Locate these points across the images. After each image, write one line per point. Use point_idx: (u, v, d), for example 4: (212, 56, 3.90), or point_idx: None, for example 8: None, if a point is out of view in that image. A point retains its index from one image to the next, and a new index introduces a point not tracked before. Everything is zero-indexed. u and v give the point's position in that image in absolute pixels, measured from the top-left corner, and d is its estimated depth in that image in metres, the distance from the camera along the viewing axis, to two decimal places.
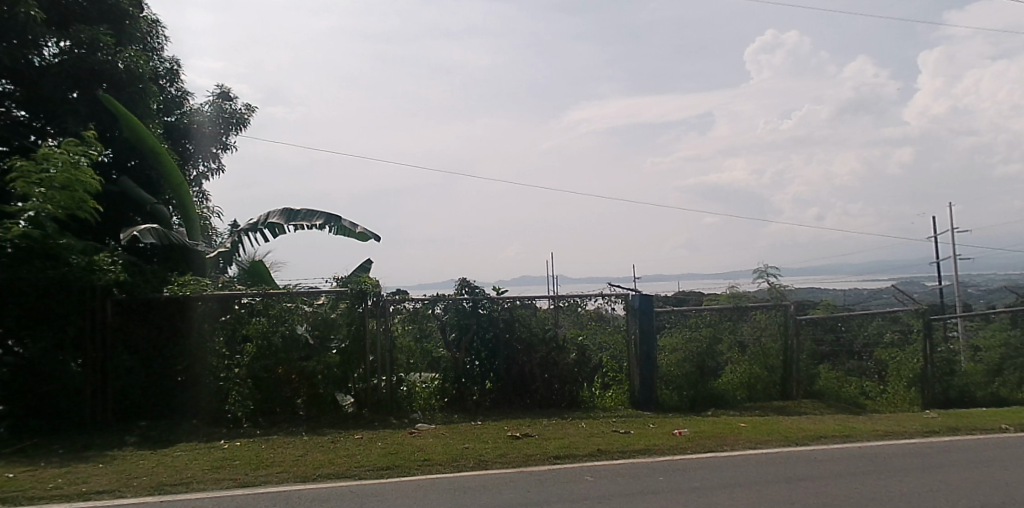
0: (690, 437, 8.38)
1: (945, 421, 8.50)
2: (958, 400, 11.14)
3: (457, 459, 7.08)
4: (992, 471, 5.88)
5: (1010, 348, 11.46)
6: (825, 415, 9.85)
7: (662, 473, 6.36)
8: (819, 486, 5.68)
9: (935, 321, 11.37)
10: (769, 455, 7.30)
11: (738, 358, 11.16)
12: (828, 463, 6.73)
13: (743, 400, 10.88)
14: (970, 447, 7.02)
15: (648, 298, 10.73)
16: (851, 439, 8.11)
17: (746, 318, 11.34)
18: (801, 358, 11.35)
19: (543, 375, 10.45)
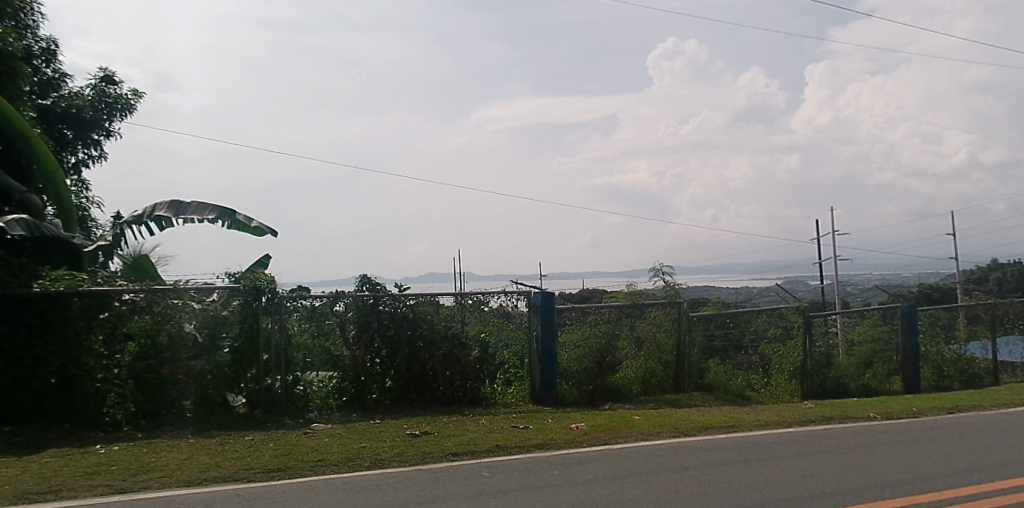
0: (587, 430, 8.48)
1: (820, 411, 9.18)
2: (833, 391, 12.12)
3: (353, 459, 6.65)
4: (859, 456, 6.36)
5: (879, 343, 12.61)
6: (714, 407, 10.35)
7: (561, 466, 6.33)
8: (705, 474, 5.87)
9: (814, 318, 12.29)
10: (663, 445, 7.49)
11: (635, 354, 11.46)
12: (715, 452, 7.02)
13: (638, 394, 11.21)
14: (840, 435, 7.58)
15: (549, 295, 10.76)
16: (735, 429, 8.53)
17: (643, 315, 11.67)
18: (692, 353, 11.86)
19: (444, 373, 10.19)
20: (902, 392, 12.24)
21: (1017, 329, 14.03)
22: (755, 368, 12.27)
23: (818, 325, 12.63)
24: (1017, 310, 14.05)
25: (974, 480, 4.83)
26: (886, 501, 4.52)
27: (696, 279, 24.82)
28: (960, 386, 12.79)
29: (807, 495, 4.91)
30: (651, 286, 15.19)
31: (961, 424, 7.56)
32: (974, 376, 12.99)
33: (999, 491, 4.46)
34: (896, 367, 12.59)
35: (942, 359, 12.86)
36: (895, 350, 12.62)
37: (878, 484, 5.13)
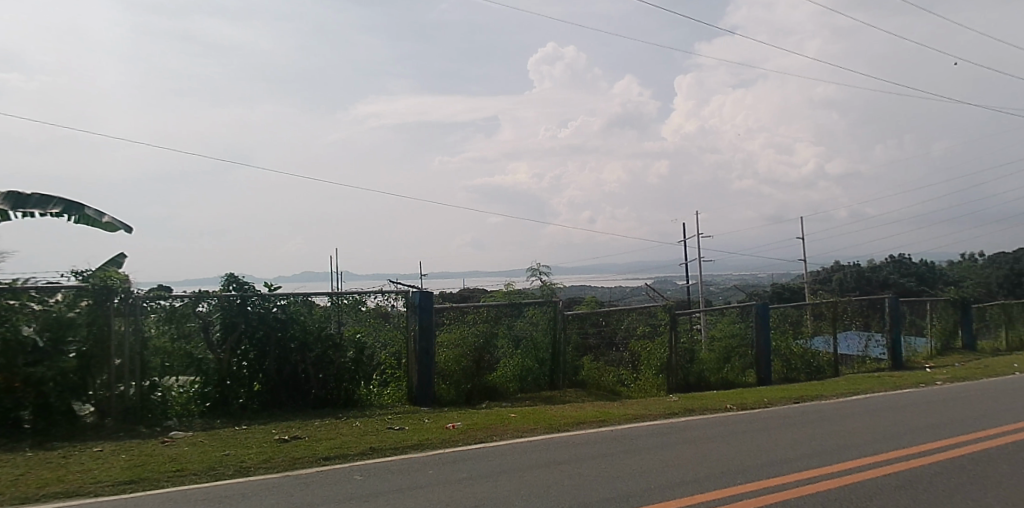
0: (462, 429, 8.32)
1: (683, 403, 9.81)
2: (696, 384, 12.98)
3: (216, 467, 5.93)
4: (718, 444, 6.82)
5: (736, 339, 13.72)
6: (586, 402, 10.66)
7: (435, 466, 6.10)
8: (576, 467, 5.95)
9: (679, 315, 13.08)
10: (538, 442, 7.53)
11: (512, 352, 11.50)
12: (588, 446, 7.19)
13: (515, 392, 11.24)
14: (701, 426, 8.10)
15: (428, 294, 10.42)
16: (605, 423, 8.82)
17: (521, 314, 11.78)
18: (567, 351, 12.15)
19: (317, 375, 9.52)
20: (756, 384, 13.38)
21: (853, 324, 15.74)
22: (626, 364, 12.91)
23: (683, 323, 13.50)
24: (853, 310, 15.81)
25: (820, 463, 5.32)
26: (743, 485, 4.85)
27: (574, 279, 25.69)
28: (807, 377, 14.28)
29: (669, 484, 5.10)
30: (528, 285, 15.38)
31: (803, 413, 8.39)
32: (817, 368, 14.55)
33: (839, 472, 4.95)
34: (751, 361, 13.73)
35: (790, 353, 14.31)
36: (749, 346, 13.81)
37: (741, 469, 5.52)
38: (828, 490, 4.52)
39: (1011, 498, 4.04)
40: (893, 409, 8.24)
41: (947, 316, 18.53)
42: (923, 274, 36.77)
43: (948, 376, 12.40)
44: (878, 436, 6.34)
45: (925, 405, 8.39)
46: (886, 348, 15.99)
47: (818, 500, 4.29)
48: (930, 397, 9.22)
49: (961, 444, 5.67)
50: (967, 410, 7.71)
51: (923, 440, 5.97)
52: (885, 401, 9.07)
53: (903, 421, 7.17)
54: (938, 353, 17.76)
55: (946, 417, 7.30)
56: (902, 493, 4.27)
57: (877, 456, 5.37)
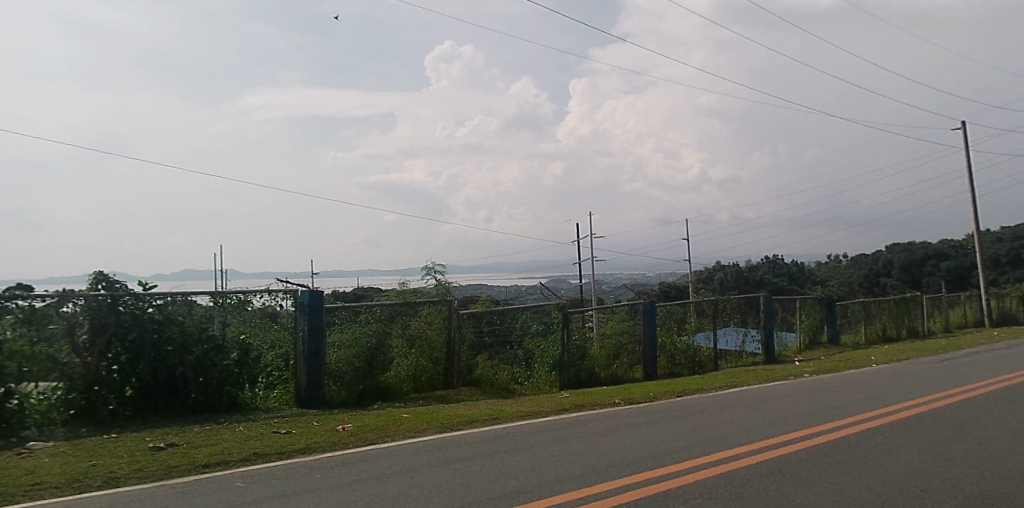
0: (353, 431, 7.94)
1: (574, 399, 10.07)
2: (587, 380, 13.39)
3: (80, 479, 5.18)
4: (608, 438, 7.05)
5: (625, 336, 14.30)
6: (480, 400, 10.63)
7: (322, 470, 5.75)
8: (468, 466, 5.86)
9: (571, 314, 13.51)
10: (431, 441, 7.37)
11: (406, 352, 11.20)
12: (482, 443, 7.16)
13: (408, 392, 10.95)
14: (587, 421, 8.36)
15: (319, 294, 9.88)
16: (499, 421, 8.83)
17: (415, 313, 11.54)
18: (461, 350, 12.05)
19: (196, 379, 8.70)
20: (642, 379, 14.07)
21: (732, 321, 16.99)
22: (519, 362, 12.97)
23: (575, 321, 13.89)
24: (731, 307, 17.04)
25: (698, 453, 5.67)
26: (629, 476, 5.04)
27: (469, 278, 25.57)
28: (689, 371, 15.19)
29: (557, 479, 5.14)
30: (423, 283, 14.88)
31: (682, 406, 8.87)
32: (698, 362, 15.55)
33: (717, 461, 5.26)
34: (638, 357, 14.40)
35: (674, 348, 15.17)
36: (637, 342, 14.46)
37: (629, 460, 5.74)
38: (710, 477, 4.78)
39: (867, 479, 4.48)
40: (759, 401, 8.96)
41: (813, 313, 20.49)
42: (790, 275, 40.68)
43: (813, 369, 13.71)
44: (749, 426, 6.84)
45: (786, 396, 9.19)
46: (761, 343, 17.43)
47: (701, 487, 4.52)
48: (789, 389, 10.13)
49: (821, 432, 6.23)
50: (821, 401, 8.53)
51: (788, 429, 6.52)
52: (752, 393, 9.83)
53: (771, 412, 7.80)
54: (807, 348, 19.71)
55: (806, 407, 8.04)
56: (776, 479, 4.59)
57: (750, 445, 5.77)
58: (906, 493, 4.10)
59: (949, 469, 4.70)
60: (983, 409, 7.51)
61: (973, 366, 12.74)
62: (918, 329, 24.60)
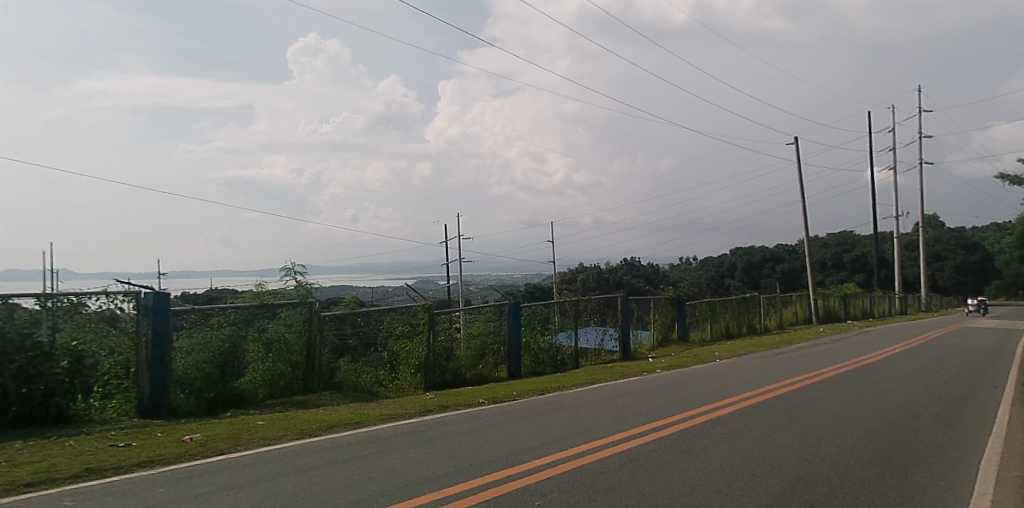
0: (201, 441, 7.15)
1: (439, 400, 9.96)
2: (452, 381, 13.32)
3: None
4: (469, 438, 7.01)
5: (490, 336, 14.44)
6: (341, 405, 10.13)
7: (167, 483, 5.10)
8: (326, 472, 5.51)
9: (437, 315, 13.39)
10: (289, 448, 6.89)
11: (262, 356, 10.37)
12: (343, 449, 6.78)
13: (265, 398, 10.14)
14: (452, 421, 8.30)
15: (165, 296, 8.90)
16: (360, 425, 8.46)
17: (272, 315, 10.72)
18: (322, 353, 11.40)
19: (18, 391, 7.30)
20: (507, 378, 14.34)
21: (592, 321, 17.89)
22: (384, 365, 12.58)
23: (442, 322, 13.77)
24: (592, 308, 17.94)
25: (554, 450, 5.80)
26: (487, 476, 5.00)
27: (335, 279, 24.47)
28: (551, 369, 15.74)
29: (419, 480, 5.03)
30: (281, 286, 13.88)
31: (542, 403, 9.15)
32: (560, 361, 16.17)
33: (574, 455, 5.47)
34: (503, 357, 14.65)
35: (538, 347, 15.62)
36: (502, 342, 14.69)
37: (490, 459, 5.74)
38: (565, 472, 4.92)
39: (708, 468, 4.86)
40: (613, 397, 9.47)
41: (665, 312, 22.22)
42: (645, 277, 43.96)
43: (663, 365, 14.83)
44: (605, 421, 7.21)
45: (638, 392, 9.84)
46: (618, 340, 18.57)
47: (558, 481, 4.61)
48: (642, 385, 10.87)
49: (666, 425, 6.71)
50: (667, 396, 9.24)
51: (640, 423, 6.98)
52: (609, 390, 10.42)
53: (625, 407, 8.31)
54: (657, 345, 21.34)
55: (656, 401, 8.66)
56: (628, 470, 4.86)
57: (605, 439, 6.09)
58: (740, 477, 4.55)
59: (776, 455, 5.26)
60: (801, 399, 8.62)
61: (792, 360, 14.56)
62: (753, 326, 27.66)
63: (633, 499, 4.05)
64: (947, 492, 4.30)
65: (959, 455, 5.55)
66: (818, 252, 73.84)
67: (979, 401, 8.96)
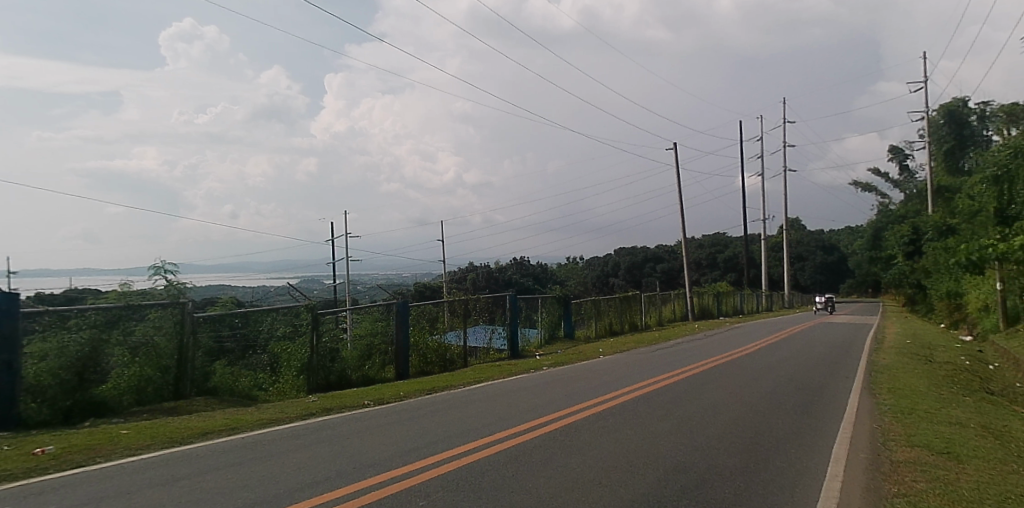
0: (56, 453, 6.26)
1: (322, 402, 9.53)
2: (337, 383, 12.77)
3: None
4: (352, 441, 6.73)
5: (378, 336, 14.04)
6: (217, 410, 9.38)
7: (13, 501, 4.41)
8: (200, 482, 5.05)
9: (322, 315, 12.79)
10: (160, 456, 6.25)
11: (127, 361, 9.36)
12: (214, 456, 6.23)
13: (129, 406, 9.20)
14: (337, 424, 7.95)
15: (13, 297, 7.71)
16: (238, 431, 7.86)
17: (139, 316, 9.68)
18: (195, 356, 10.48)
19: None
20: (394, 378, 14.01)
21: (480, 319, 17.99)
22: (263, 368, 11.82)
23: (327, 322, 13.17)
24: (480, 307, 18.02)
25: (438, 449, 5.73)
26: (371, 478, 4.83)
27: (207, 277, 22.57)
28: (439, 369, 15.61)
29: (298, 486, 4.75)
30: (150, 285, 12.52)
31: (429, 403, 9.01)
32: (448, 360, 16.08)
33: (460, 455, 5.43)
34: (390, 358, 14.33)
35: (426, 347, 15.42)
36: (390, 343, 14.34)
37: (375, 461, 5.56)
38: (449, 471, 4.87)
39: (589, 461, 5.03)
40: (499, 394, 9.57)
41: (551, 310, 22.85)
42: (535, 276, 45.05)
43: (550, 362, 15.23)
44: (490, 419, 7.26)
45: (522, 389, 10.01)
46: (506, 339, 18.81)
47: (443, 481, 4.55)
48: (529, 382, 11.07)
49: (550, 421, 6.88)
50: (550, 392, 9.49)
51: (524, 419, 7.09)
52: (496, 387, 10.49)
53: (510, 404, 8.41)
54: (545, 343, 21.88)
55: (541, 398, 8.86)
56: (512, 466, 4.90)
57: (489, 437, 6.10)
58: (620, 468, 4.76)
59: (654, 446, 5.56)
60: (675, 392, 9.21)
61: (668, 355, 15.55)
62: (634, 322, 29.22)
63: (519, 495, 4.08)
64: (802, 475, 4.77)
65: (811, 440, 6.18)
66: (693, 253, 79.62)
67: (826, 390, 10.07)
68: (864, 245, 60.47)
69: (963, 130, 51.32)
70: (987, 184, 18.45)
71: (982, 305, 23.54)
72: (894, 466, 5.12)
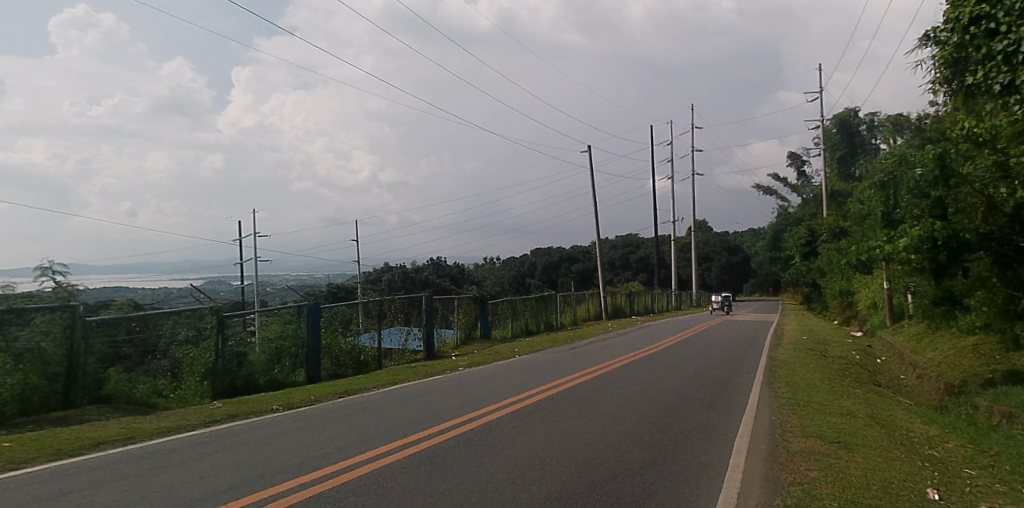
0: None
1: (227, 409, 8.97)
2: (245, 388, 12.02)
3: None
4: (260, 448, 6.38)
5: (287, 339, 13.41)
6: (111, 419, 8.59)
7: None
8: (92, 494, 4.61)
9: (228, 317, 12.05)
10: (47, 469, 5.63)
11: (9, 368, 8.42)
12: (105, 468, 5.70)
13: (12, 417, 8.25)
14: (245, 430, 7.51)
15: None
16: (137, 440, 7.23)
17: (21, 320, 8.74)
18: (88, 363, 9.55)
19: None
20: (305, 382, 13.39)
21: (396, 321, 17.67)
22: (163, 374, 10.97)
23: (234, 324, 12.36)
24: (395, 307, 17.72)
25: (351, 454, 5.55)
26: (279, 485, 4.60)
27: None
28: (353, 372, 15.10)
29: (198, 497, 4.43)
30: (35, 288, 11.36)
31: (342, 407, 8.70)
32: (363, 362, 15.60)
33: (373, 458, 5.29)
34: (301, 361, 13.73)
35: (339, 350, 14.90)
36: (301, 346, 13.73)
37: (285, 467, 5.30)
38: (362, 475, 4.72)
39: (504, 460, 5.06)
40: (414, 397, 9.40)
41: (467, 311, 22.79)
42: (453, 276, 44.89)
43: (467, 363, 15.19)
44: (404, 422, 7.12)
45: (437, 391, 9.91)
46: (422, 340, 18.54)
47: (355, 485, 4.40)
48: (446, 383, 10.96)
49: (465, 422, 6.85)
50: (467, 393, 9.46)
51: (440, 421, 7.02)
52: (413, 390, 10.32)
53: (427, 406, 8.28)
54: (461, 343, 21.80)
55: (457, 399, 8.81)
56: (427, 468, 4.84)
57: (403, 440, 5.99)
58: (535, 466, 4.81)
59: (568, 444, 5.67)
60: (590, 390, 9.44)
61: (583, 355, 15.94)
62: (549, 322, 29.74)
63: (432, 496, 4.02)
64: (708, 467, 5.02)
65: (717, 434, 6.53)
66: (607, 253, 82.24)
67: (731, 385, 10.70)
68: (765, 246, 64.88)
69: (854, 139, 56.32)
70: (875, 190, 20.35)
71: (871, 302, 25.98)
72: (791, 456, 5.51)
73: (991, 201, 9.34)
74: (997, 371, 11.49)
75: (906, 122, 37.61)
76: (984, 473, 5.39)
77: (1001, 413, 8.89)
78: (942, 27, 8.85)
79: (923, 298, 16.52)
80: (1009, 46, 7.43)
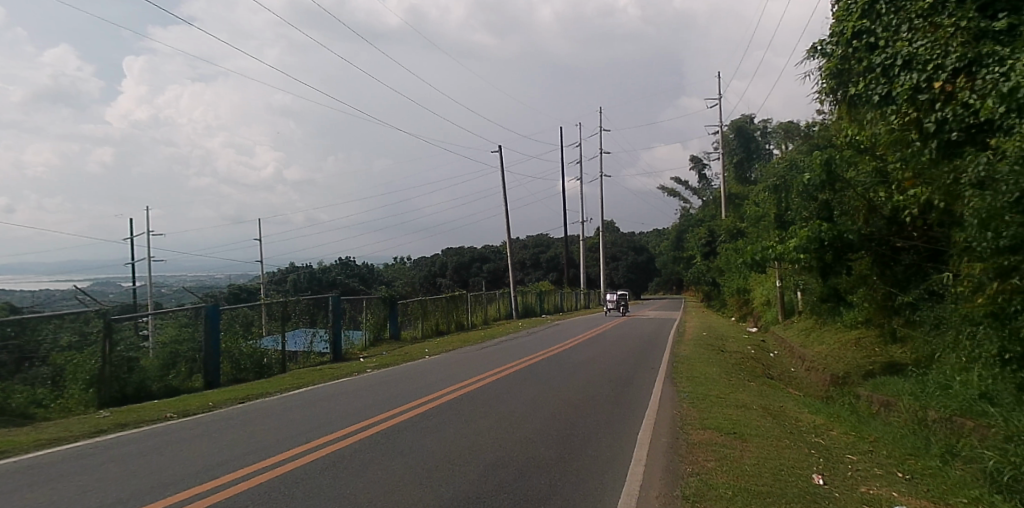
0: None
1: (114, 418, 8.16)
2: (135, 396, 11.06)
3: None
4: (154, 457, 5.89)
5: (183, 343, 12.46)
6: None
7: None
8: None
9: (117, 321, 11.02)
10: None
11: None
12: None
13: None
14: (136, 439, 6.89)
15: None
16: (10, 454, 6.39)
17: None
18: None
19: None
20: (203, 388, 12.51)
21: (301, 322, 16.91)
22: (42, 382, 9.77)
23: (125, 328, 11.28)
24: (300, 309, 16.95)
25: (253, 460, 5.26)
26: (175, 495, 4.28)
27: None
28: (255, 376, 14.27)
29: None
30: None
31: (242, 412, 8.21)
32: (267, 366, 14.80)
33: (275, 464, 5.04)
34: (197, 365, 12.81)
35: (240, 353, 14.04)
36: (197, 350, 12.81)
37: (182, 476, 4.94)
38: (265, 481, 4.49)
39: (416, 461, 5.00)
40: (320, 400, 9.04)
41: (376, 311, 22.22)
42: (362, 276, 43.66)
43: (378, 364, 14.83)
44: (311, 425, 6.84)
45: (345, 393, 9.58)
46: (328, 342, 17.88)
47: (259, 492, 4.18)
48: (355, 386, 10.63)
49: (373, 424, 6.69)
50: (376, 395, 9.22)
51: (348, 424, 6.81)
52: (320, 393, 9.92)
53: (334, 409, 8.01)
54: (369, 345, 21.23)
55: (365, 401, 8.57)
56: (335, 472, 4.69)
57: (309, 444, 5.75)
58: (445, 466, 4.80)
59: (478, 443, 5.70)
60: (500, 389, 9.51)
61: (493, 355, 15.99)
62: (461, 322, 29.64)
63: (341, 500, 3.91)
64: (613, 460, 5.21)
65: (621, 428, 6.80)
66: (519, 253, 83.34)
67: (635, 381, 11.16)
68: (668, 246, 68.30)
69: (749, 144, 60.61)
70: (768, 193, 21.96)
71: (764, 300, 28.05)
72: (692, 447, 5.85)
73: (870, 203, 10.65)
74: (876, 362, 12.66)
75: (796, 130, 41.01)
76: (863, 458, 5.98)
77: (880, 401, 9.86)
78: (827, 40, 9.74)
79: (812, 295, 17.94)
80: (886, 59, 8.12)
